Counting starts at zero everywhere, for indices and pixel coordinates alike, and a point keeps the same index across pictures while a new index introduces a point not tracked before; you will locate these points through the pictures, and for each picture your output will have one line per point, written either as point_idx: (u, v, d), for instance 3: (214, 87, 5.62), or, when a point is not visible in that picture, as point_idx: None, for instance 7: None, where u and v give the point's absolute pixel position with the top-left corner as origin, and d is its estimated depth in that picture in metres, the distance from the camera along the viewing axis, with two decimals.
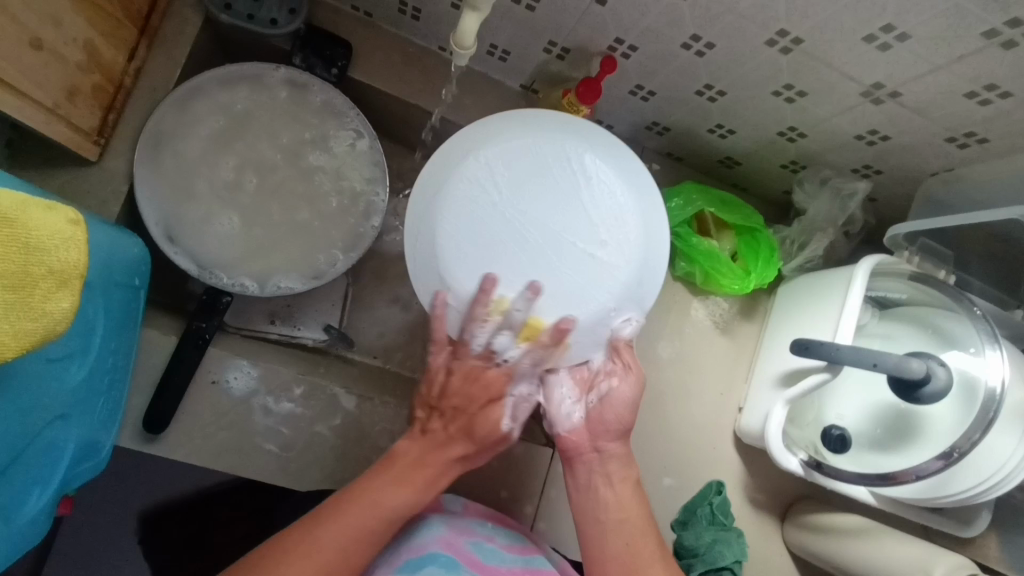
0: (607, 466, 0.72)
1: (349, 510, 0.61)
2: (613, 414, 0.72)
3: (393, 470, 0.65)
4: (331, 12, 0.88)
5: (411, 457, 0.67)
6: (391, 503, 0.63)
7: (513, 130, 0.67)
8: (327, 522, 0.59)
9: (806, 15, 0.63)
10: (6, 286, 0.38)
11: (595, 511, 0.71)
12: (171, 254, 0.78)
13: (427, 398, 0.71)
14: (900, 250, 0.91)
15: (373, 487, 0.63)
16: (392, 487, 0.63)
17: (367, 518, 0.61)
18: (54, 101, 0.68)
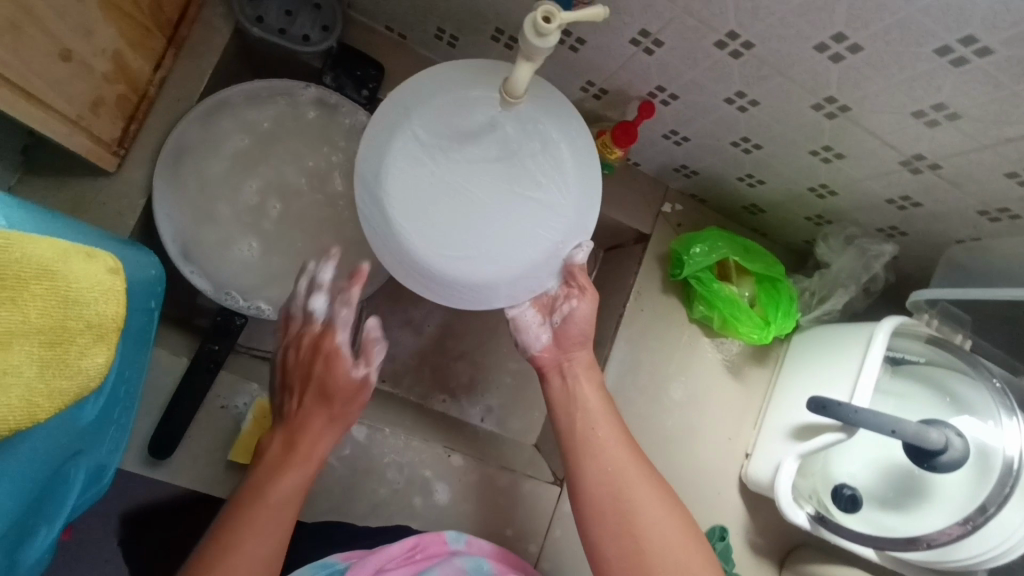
0: (575, 371, 0.79)
1: (234, 540, 0.60)
2: (576, 331, 0.79)
3: (282, 453, 0.67)
4: (365, 32, 0.87)
5: (281, 445, 0.68)
6: (290, 496, 0.65)
7: (429, 101, 0.69)
8: (235, 520, 0.61)
9: (859, 86, 0.63)
10: (44, 343, 0.37)
11: (593, 473, 0.72)
12: (188, 273, 0.76)
13: (286, 366, 0.72)
14: (920, 313, 0.91)
15: (280, 465, 0.66)
16: (293, 462, 0.67)
17: (275, 509, 0.63)
18: (78, 112, 0.65)
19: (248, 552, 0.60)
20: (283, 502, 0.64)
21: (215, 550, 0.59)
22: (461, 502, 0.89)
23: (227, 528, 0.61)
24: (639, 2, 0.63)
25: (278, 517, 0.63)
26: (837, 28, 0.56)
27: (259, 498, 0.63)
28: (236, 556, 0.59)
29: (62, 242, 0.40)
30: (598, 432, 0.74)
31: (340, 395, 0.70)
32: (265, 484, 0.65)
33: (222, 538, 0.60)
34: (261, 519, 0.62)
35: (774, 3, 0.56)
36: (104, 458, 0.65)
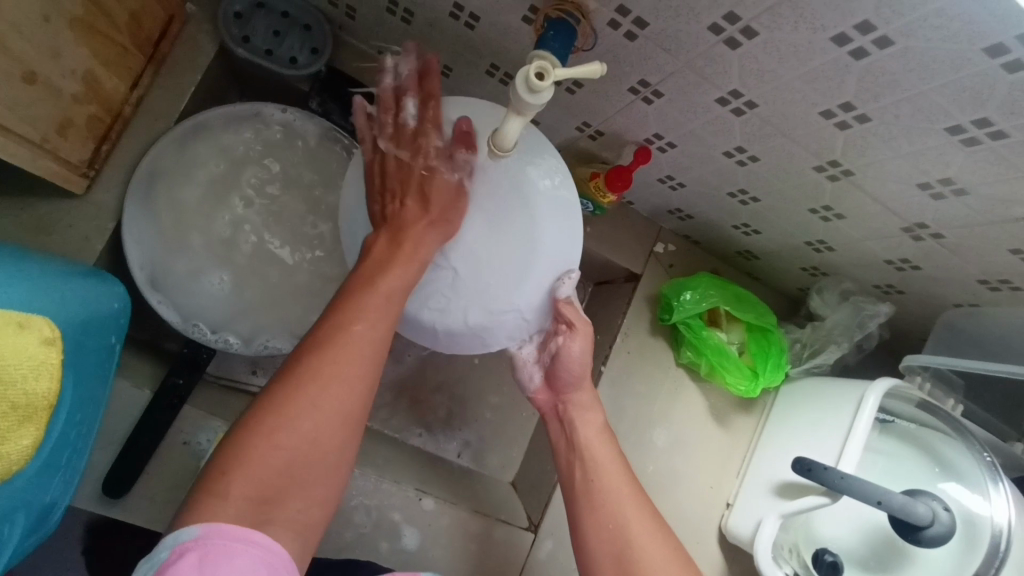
0: (571, 413, 0.75)
1: (325, 360, 0.51)
2: (568, 372, 0.73)
3: (376, 257, 0.58)
4: (356, 55, 0.84)
5: (384, 242, 0.60)
6: (382, 307, 0.55)
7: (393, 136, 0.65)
8: (327, 334, 0.52)
9: (863, 154, 0.60)
10: None
11: (593, 528, 0.67)
12: (154, 303, 0.73)
13: (389, 192, 0.62)
14: (913, 375, 0.87)
15: (359, 291, 0.56)
16: (391, 275, 0.57)
17: (359, 364, 0.52)
18: (44, 135, 0.62)
19: (318, 418, 0.49)
20: (367, 345, 0.53)
21: (307, 362, 0.50)
22: (431, 548, 0.85)
23: (311, 360, 0.50)
24: (640, 53, 0.60)
25: (358, 361, 0.52)
26: (846, 98, 0.54)
27: (359, 321, 0.53)
28: (328, 377, 0.50)
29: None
30: (598, 477, 0.70)
31: (411, 223, 0.60)
32: (357, 301, 0.55)
33: (291, 377, 0.50)
34: (344, 357, 0.51)
35: (781, 68, 0.54)
36: (55, 501, 0.60)
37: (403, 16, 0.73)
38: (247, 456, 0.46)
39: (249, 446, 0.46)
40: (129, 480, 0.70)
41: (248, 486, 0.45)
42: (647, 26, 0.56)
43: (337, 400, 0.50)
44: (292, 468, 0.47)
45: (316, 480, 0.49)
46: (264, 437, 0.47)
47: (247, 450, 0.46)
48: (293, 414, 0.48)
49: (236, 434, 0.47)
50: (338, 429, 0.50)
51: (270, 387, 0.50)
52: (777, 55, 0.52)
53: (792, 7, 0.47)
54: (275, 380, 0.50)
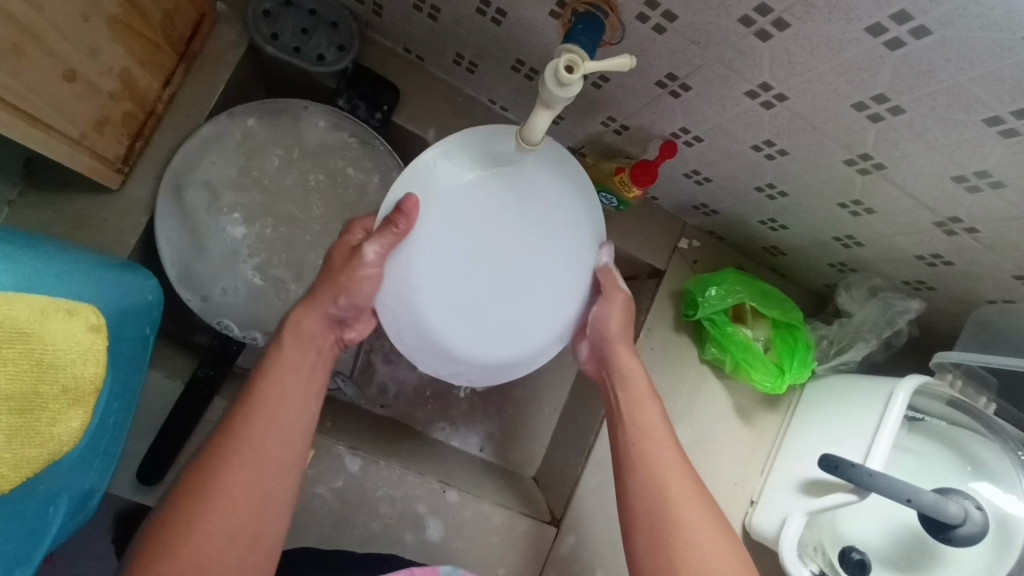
0: (619, 360, 0.74)
1: (227, 460, 0.58)
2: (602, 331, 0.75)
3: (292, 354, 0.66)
4: (383, 53, 0.85)
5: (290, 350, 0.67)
6: (281, 407, 0.62)
7: (437, 183, 0.67)
8: (237, 436, 0.60)
9: (896, 146, 0.59)
10: (14, 411, 0.35)
11: (635, 488, 0.67)
12: (184, 297, 0.78)
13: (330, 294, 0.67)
14: (943, 373, 0.85)
15: (261, 398, 0.62)
16: (296, 380, 0.64)
17: (270, 430, 0.61)
18: (82, 131, 0.64)
19: (236, 500, 0.57)
20: (270, 436, 0.60)
21: (217, 468, 0.58)
22: (455, 540, 0.85)
23: (230, 449, 0.59)
24: (668, 46, 0.60)
25: (270, 453, 0.60)
26: (878, 90, 0.53)
27: (250, 412, 0.61)
28: (231, 478, 0.58)
29: (42, 300, 0.38)
30: (645, 443, 0.69)
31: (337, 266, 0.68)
32: (260, 404, 0.61)
33: (193, 490, 0.57)
34: (266, 431, 0.60)
35: (813, 60, 0.53)
36: (93, 484, 0.61)
37: (430, 13, 0.74)
38: (179, 536, 0.54)
39: (168, 546, 0.54)
40: (164, 467, 0.72)
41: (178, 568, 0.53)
42: (676, 19, 0.56)
43: (259, 470, 0.59)
44: (227, 534, 0.56)
45: (245, 547, 0.57)
46: (188, 519, 0.55)
47: (169, 541, 0.54)
48: (211, 500, 0.56)
49: (158, 526, 0.56)
50: (269, 493, 0.59)
51: (188, 477, 0.58)
52: (810, 46, 0.52)
53: None
54: (191, 475, 0.58)
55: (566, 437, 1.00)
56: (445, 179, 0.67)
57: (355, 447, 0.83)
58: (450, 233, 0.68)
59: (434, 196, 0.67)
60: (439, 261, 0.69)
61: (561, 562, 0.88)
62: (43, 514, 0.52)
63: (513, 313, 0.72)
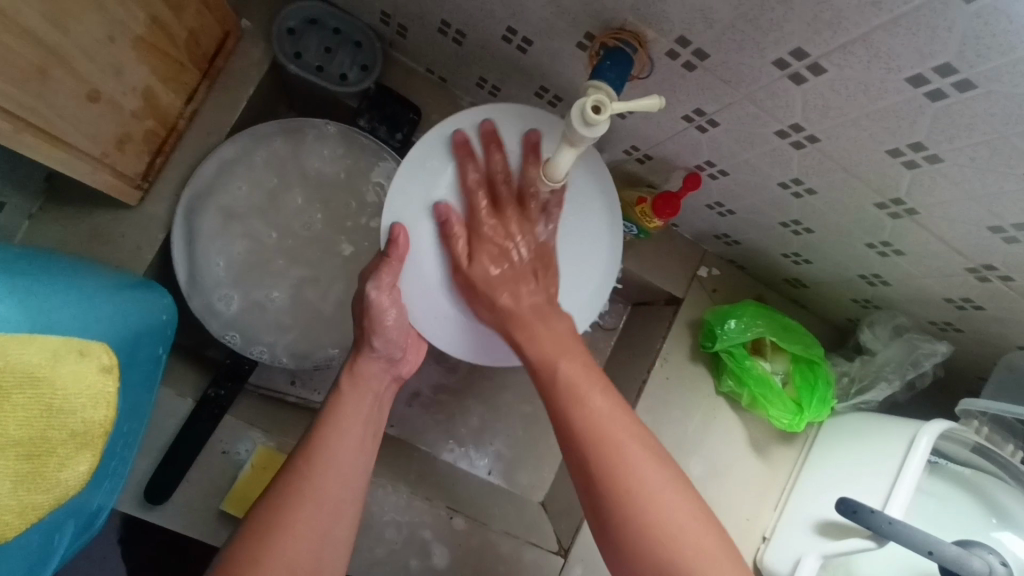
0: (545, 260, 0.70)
1: (312, 480, 0.61)
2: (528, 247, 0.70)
3: (351, 394, 0.69)
4: (405, 73, 0.84)
5: (347, 385, 0.70)
6: (349, 452, 0.64)
7: (413, 195, 0.69)
8: (311, 466, 0.62)
9: (931, 193, 0.57)
10: (21, 457, 0.34)
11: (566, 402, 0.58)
12: (193, 301, 0.77)
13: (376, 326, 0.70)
14: (969, 419, 0.83)
15: (329, 443, 0.64)
16: (359, 418, 0.68)
17: (348, 462, 0.64)
18: (103, 150, 0.64)
19: (310, 522, 0.58)
20: (348, 465, 0.63)
21: (298, 487, 0.60)
22: (461, 568, 0.84)
23: (305, 469, 0.61)
24: (698, 83, 0.58)
25: (350, 470, 0.63)
26: (916, 138, 0.51)
27: (322, 458, 0.62)
28: (299, 526, 0.58)
29: (56, 340, 0.37)
30: (596, 410, 0.57)
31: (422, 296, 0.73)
32: (328, 439, 0.64)
33: (281, 502, 0.59)
34: (338, 461, 0.63)
35: (848, 105, 0.52)
36: (99, 505, 0.61)
37: (455, 37, 0.73)
38: (278, 537, 0.56)
39: (272, 546, 0.56)
40: (172, 486, 0.71)
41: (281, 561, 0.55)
42: (706, 57, 0.54)
43: (343, 478, 0.62)
44: (329, 538, 0.59)
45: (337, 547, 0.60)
46: (291, 521, 0.58)
47: (266, 544, 0.56)
48: (301, 513, 0.58)
49: (252, 538, 0.56)
50: (353, 508, 0.62)
51: (262, 517, 0.58)
52: (846, 93, 0.50)
53: (867, 45, 0.45)
54: (275, 494, 0.60)
55: None
56: (428, 186, 0.69)
57: None
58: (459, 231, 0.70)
59: (428, 203, 0.69)
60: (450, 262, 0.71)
61: None
62: (50, 541, 0.51)
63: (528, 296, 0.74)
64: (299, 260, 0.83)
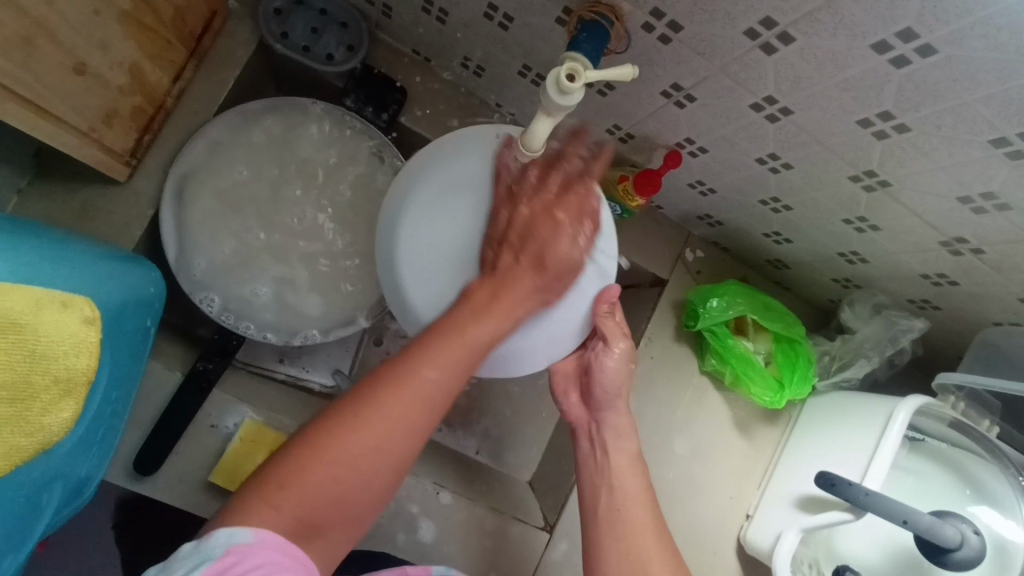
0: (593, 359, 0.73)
1: (358, 430, 0.52)
2: (609, 383, 0.72)
3: (473, 299, 0.60)
4: (391, 54, 0.85)
5: (488, 291, 0.61)
6: (433, 397, 0.55)
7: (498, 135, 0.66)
8: (359, 418, 0.53)
9: (901, 164, 0.59)
10: (5, 399, 0.35)
11: (594, 472, 0.72)
12: (182, 278, 0.78)
13: (494, 235, 0.63)
14: (946, 394, 0.84)
15: (444, 338, 0.57)
16: (478, 331, 0.58)
17: (405, 420, 0.54)
18: (91, 125, 0.65)
19: (386, 424, 0.53)
20: (399, 421, 0.53)
21: (340, 431, 0.52)
22: (447, 542, 0.85)
23: (353, 412, 0.53)
24: (673, 56, 0.60)
25: (405, 427, 0.54)
26: (884, 107, 0.53)
27: (409, 375, 0.54)
28: (351, 438, 0.52)
29: (38, 291, 0.38)
30: (635, 548, 0.66)
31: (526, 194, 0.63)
32: (405, 379, 0.54)
33: (306, 445, 0.52)
34: (397, 411, 0.53)
35: (818, 75, 0.53)
36: (89, 472, 0.62)
37: (438, 15, 0.74)
38: (300, 484, 0.50)
39: (299, 483, 0.50)
40: (161, 458, 0.73)
41: (291, 504, 0.50)
42: (680, 30, 0.56)
43: (400, 419, 0.54)
44: (362, 485, 0.53)
45: (368, 500, 0.54)
46: (327, 464, 0.51)
47: (280, 489, 0.50)
48: (339, 457, 0.52)
49: (269, 483, 0.50)
50: (403, 442, 0.54)
51: (337, 407, 0.54)
52: (815, 62, 0.52)
53: (831, 13, 0.46)
54: (311, 431, 0.53)
55: (563, 443, 1.00)
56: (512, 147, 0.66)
57: None
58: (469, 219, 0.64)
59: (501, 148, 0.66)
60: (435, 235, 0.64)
61: (551, 568, 0.88)
62: (37, 500, 0.53)
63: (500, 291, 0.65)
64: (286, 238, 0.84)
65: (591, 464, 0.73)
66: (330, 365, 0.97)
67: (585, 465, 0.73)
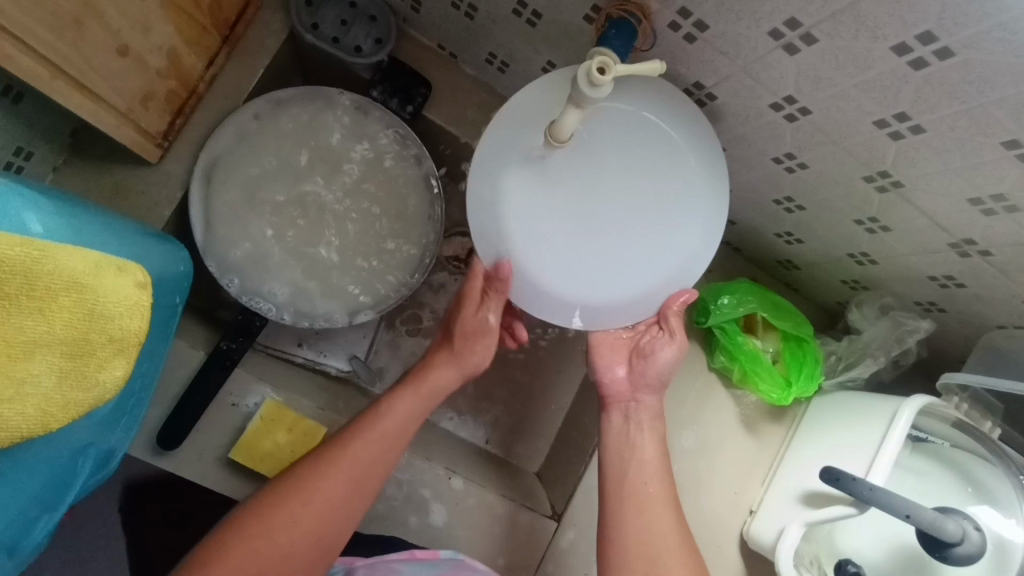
0: (648, 347, 0.78)
1: (321, 480, 0.68)
2: (655, 373, 0.77)
3: (413, 384, 0.76)
4: (417, 48, 0.88)
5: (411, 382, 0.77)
6: (379, 448, 0.71)
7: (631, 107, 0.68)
8: (326, 461, 0.69)
9: (914, 165, 0.61)
10: (64, 353, 0.37)
11: (621, 454, 0.75)
12: (208, 256, 0.80)
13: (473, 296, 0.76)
14: (949, 394, 0.86)
15: (367, 422, 0.72)
16: (389, 420, 0.72)
17: (363, 465, 0.69)
18: (128, 105, 0.67)
19: (311, 512, 0.66)
20: (358, 469, 0.69)
21: (311, 478, 0.68)
22: (457, 527, 0.87)
23: (334, 452, 0.69)
24: (697, 55, 0.62)
25: (360, 474, 0.69)
26: (901, 108, 0.55)
27: (345, 453, 0.69)
28: (313, 500, 0.67)
29: (95, 255, 0.40)
30: (648, 523, 0.71)
31: (470, 332, 0.79)
32: (374, 423, 0.72)
33: (279, 491, 0.67)
34: (371, 441, 0.71)
35: (838, 75, 0.55)
36: (115, 444, 0.64)
37: (466, 11, 0.76)
38: (263, 530, 0.64)
39: (265, 529, 0.64)
40: (183, 433, 0.74)
41: (250, 562, 0.63)
42: (706, 29, 0.58)
43: (339, 495, 0.68)
44: (306, 547, 0.66)
45: (319, 551, 0.66)
46: (290, 510, 0.66)
47: (251, 534, 0.64)
48: (297, 509, 0.66)
49: (259, 500, 0.66)
50: (340, 522, 0.68)
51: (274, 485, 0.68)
52: (836, 62, 0.54)
53: (854, 14, 0.49)
54: (290, 478, 0.68)
55: (571, 436, 1.01)
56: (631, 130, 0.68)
57: None
58: (568, 190, 0.70)
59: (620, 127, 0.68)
60: (535, 188, 0.69)
61: (558, 557, 0.89)
62: (73, 465, 0.54)
63: (565, 246, 0.71)
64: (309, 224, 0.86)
65: (620, 436, 0.76)
66: (346, 351, 0.98)
67: (615, 436, 0.77)
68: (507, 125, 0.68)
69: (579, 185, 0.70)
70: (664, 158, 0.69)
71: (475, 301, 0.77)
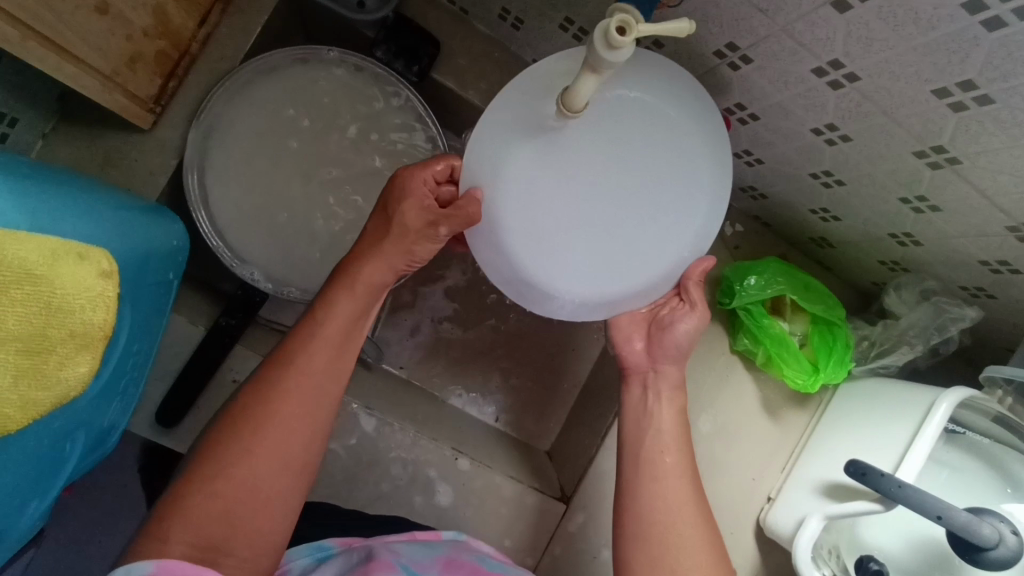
0: (672, 318, 0.71)
1: (270, 404, 0.60)
2: (674, 345, 0.70)
3: (352, 299, 0.65)
4: (425, 3, 0.81)
5: (342, 292, 0.65)
6: (331, 355, 0.63)
7: (636, 85, 0.59)
8: (273, 384, 0.61)
9: (976, 140, 0.54)
10: (21, 352, 0.36)
11: (638, 420, 0.71)
12: (200, 224, 0.75)
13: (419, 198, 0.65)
14: (993, 388, 0.79)
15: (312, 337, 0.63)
16: (337, 330, 0.64)
17: (313, 379, 0.62)
18: (114, 68, 0.63)
19: (270, 442, 0.59)
20: (310, 385, 0.62)
21: (256, 408, 0.59)
22: (463, 507, 0.85)
23: (277, 376, 0.61)
24: (733, 13, 0.56)
25: (313, 389, 0.62)
26: (967, 75, 0.48)
27: (291, 369, 0.61)
28: (274, 422, 0.59)
29: (55, 242, 0.39)
30: (662, 493, 0.66)
31: (413, 231, 0.65)
32: (314, 331, 0.63)
33: (230, 426, 0.59)
34: (317, 353, 0.63)
35: (895, 36, 0.48)
36: (113, 421, 0.62)
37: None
38: (221, 470, 0.56)
39: (219, 467, 0.56)
40: (183, 410, 0.73)
41: (213, 507, 0.55)
42: None
43: (295, 417, 0.60)
44: (274, 475, 0.58)
45: (290, 475, 0.59)
46: (242, 442, 0.58)
47: (207, 477, 0.56)
48: (252, 440, 0.58)
49: (206, 448, 0.58)
50: (304, 444, 0.60)
51: (227, 419, 0.60)
52: (894, 21, 0.47)
53: None
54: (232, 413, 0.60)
55: (583, 414, 0.98)
56: (638, 110, 0.60)
57: (371, 407, 0.83)
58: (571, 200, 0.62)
59: (625, 105, 0.59)
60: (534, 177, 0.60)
61: (566, 539, 0.86)
62: (59, 450, 0.52)
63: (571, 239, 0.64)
64: (311, 192, 0.82)
65: (637, 410, 0.71)
66: None
67: (632, 410, 0.72)
68: (496, 126, 0.58)
69: (578, 175, 0.61)
70: (670, 155, 0.62)
71: (420, 196, 0.65)
